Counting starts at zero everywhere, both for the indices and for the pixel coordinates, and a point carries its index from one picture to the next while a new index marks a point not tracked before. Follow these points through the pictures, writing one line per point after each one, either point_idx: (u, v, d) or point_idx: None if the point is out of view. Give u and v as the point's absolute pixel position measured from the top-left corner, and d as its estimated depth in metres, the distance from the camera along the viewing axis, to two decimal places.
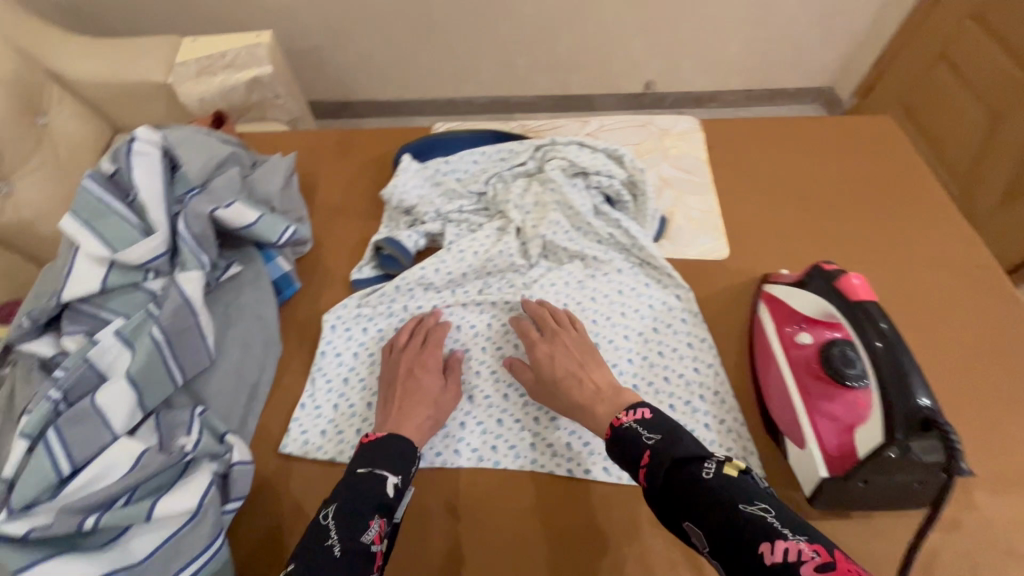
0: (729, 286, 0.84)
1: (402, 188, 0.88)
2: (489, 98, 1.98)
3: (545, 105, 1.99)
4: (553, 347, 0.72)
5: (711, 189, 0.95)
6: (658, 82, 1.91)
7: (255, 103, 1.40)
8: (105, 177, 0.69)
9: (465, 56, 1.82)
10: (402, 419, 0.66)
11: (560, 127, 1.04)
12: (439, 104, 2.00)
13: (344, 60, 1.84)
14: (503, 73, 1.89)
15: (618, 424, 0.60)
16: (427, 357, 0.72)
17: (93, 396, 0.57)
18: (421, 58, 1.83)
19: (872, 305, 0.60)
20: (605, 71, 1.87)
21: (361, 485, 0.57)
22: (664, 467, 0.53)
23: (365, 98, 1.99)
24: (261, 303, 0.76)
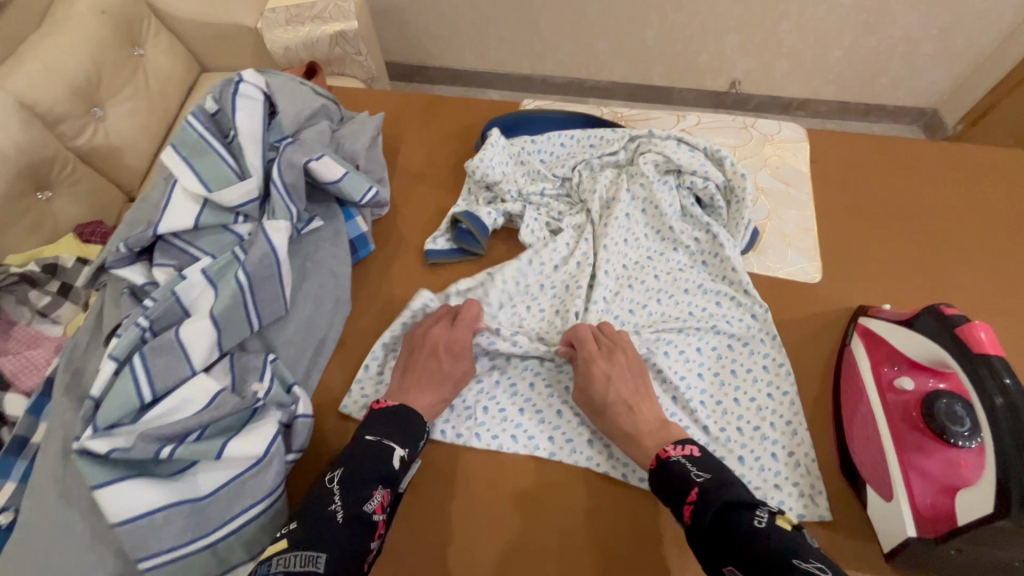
0: (817, 312, 0.78)
1: (488, 163, 0.83)
2: (564, 79, 1.93)
3: (621, 92, 1.92)
4: (612, 367, 0.66)
5: (809, 205, 0.88)
6: (745, 82, 1.81)
7: (336, 58, 1.40)
8: (208, 116, 0.70)
9: (547, 34, 1.77)
10: (417, 393, 0.66)
11: (653, 119, 0.99)
12: (512, 79, 1.97)
13: (426, 24, 1.82)
14: (584, 56, 1.82)
15: (666, 457, 0.58)
16: (456, 336, 0.69)
17: (177, 330, 0.58)
18: (502, 30, 1.79)
19: (998, 362, 0.54)
20: (690, 65, 1.78)
21: (366, 452, 0.58)
22: (714, 508, 0.52)
23: (441, 64, 1.97)
24: (337, 261, 0.76)
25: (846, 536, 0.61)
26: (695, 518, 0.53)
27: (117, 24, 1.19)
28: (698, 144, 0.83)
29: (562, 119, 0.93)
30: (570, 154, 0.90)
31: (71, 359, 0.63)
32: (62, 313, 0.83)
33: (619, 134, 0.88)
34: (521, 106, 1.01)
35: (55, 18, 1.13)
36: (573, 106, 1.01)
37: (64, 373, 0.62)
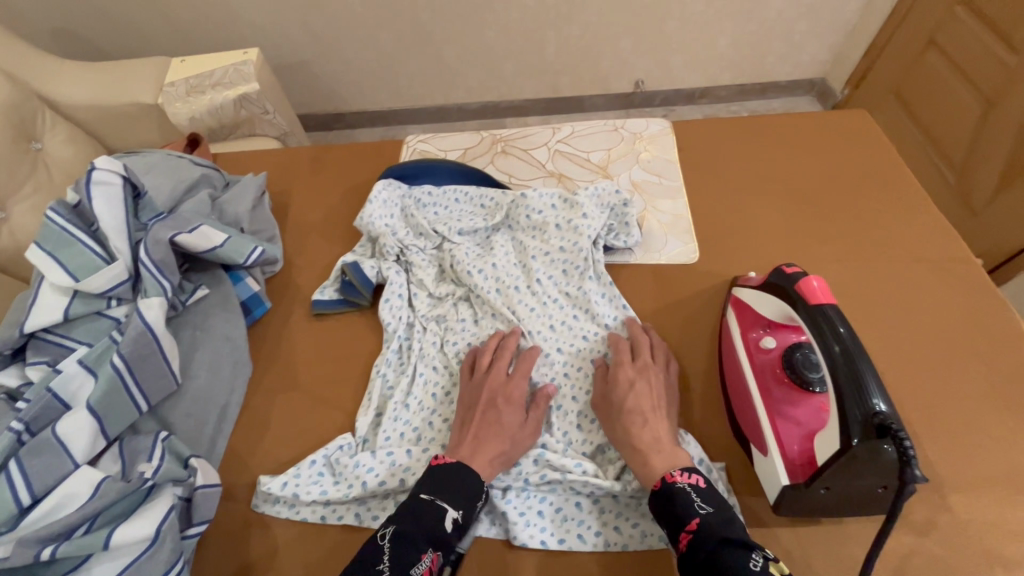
0: (697, 291, 0.83)
1: (370, 218, 0.85)
2: (479, 104, 1.99)
3: (536, 108, 1.99)
4: (637, 376, 0.69)
5: (682, 192, 0.94)
6: (647, 80, 1.91)
7: (244, 119, 1.40)
8: (70, 207, 0.70)
9: (453, 64, 1.84)
10: (479, 444, 0.65)
11: (531, 135, 1.04)
12: (431, 111, 2.02)
13: (333, 72, 1.85)
14: (492, 80, 1.89)
15: (672, 482, 0.59)
16: (513, 386, 0.69)
17: (54, 426, 0.58)
18: (412, 69, 1.85)
19: (831, 309, 0.59)
20: (592, 74, 1.88)
21: (422, 512, 0.58)
22: (709, 545, 0.53)
23: (356, 109, 2.00)
24: (229, 325, 0.77)
25: (742, 497, 0.65)
26: (690, 548, 0.54)
27: (9, 121, 1.17)
28: (580, 197, 0.84)
29: (454, 167, 0.94)
30: (459, 212, 0.90)
31: None
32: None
33: (507, 196, 0.89)
34: (405, 143, 1.05)
35: None
36: (454, 136, 1.05)
37: None
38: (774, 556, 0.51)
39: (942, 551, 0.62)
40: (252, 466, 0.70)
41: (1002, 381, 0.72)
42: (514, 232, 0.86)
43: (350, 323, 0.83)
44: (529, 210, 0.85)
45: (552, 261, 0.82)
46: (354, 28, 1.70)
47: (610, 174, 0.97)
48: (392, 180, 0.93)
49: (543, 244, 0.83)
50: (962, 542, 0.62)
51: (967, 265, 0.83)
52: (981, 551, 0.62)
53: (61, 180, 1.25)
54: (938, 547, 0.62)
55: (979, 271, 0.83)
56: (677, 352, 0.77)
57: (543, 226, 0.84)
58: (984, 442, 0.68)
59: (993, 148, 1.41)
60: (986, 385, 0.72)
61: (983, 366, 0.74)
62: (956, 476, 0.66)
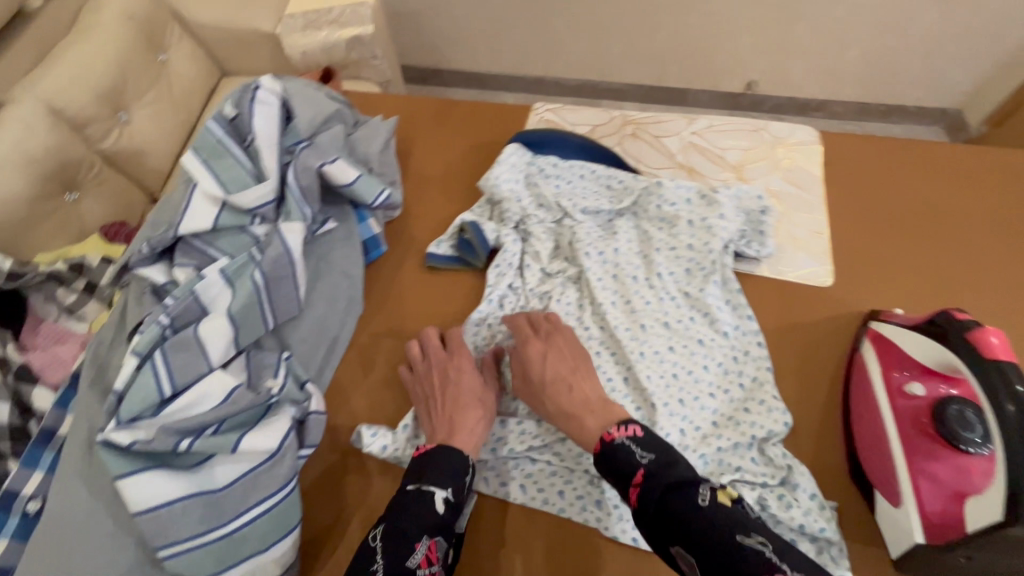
0: (826, 317, 0.77)
1: (496, 180, 0.86)
2: (578, 81, 1.92)
3: (636, 94, 1.91)
4: (547, 346, 0.67)
5: (823, 208, 0.87)
6: (760, 82, 1.78)
7: (352, 61, 1.41)
8: (227, 121, 0.72)
9: (562, 36, 1.78)
10: (449, 422, 0.63)
11: (665, 122, 0.99)
12: (528, 81, 1.97)
13: (441, 26, 1.84)
14: (598, 58, 1.82)
15: (610, 440, 0.57)
16: (457, 359, 0.68)
17: (196, 327, 0.61)
18: (519, 33, 1.80)
19: (1010, 369, 0.53)
20: (705, 68, 1.77)
21: (407, 503, 0.55)
22: (658, 490, 0.51)
23: (455, 68, 1.99)
24: (350, 261, 0.77)
25: (850, 540, 0.61)
26: (640, 503, 0.52)
27: (142, 29, 1.21)
28: (721, 197, 0.80)
29: (584, 143, 0.91)
30: (583, 189, 0.87)
31: (97, 354, 0.67)
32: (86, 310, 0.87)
33: (639, 181, 0.85)
34: (532, 110, 1.02)
35: (86, 25, 1.16)
36: (584, 110, 1.02)
37: (90, 367, 0.66)
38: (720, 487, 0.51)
39: None
40: (355, 405, 0.72)
41: None
42: (639, 220, 0.83)
43: (459, 282, 0.82)
44: (661, 201, 0.81)
45: (676, 257, 0.79)
46: None
47: (745, 177, 0.91)
48: (520, 146, 0.91)
49: (669, 238, 0.80)
50: None
51: None
52: None
53: (180, 94, 1.30)
54: None
55: None
56: (797, 376, 0.73)
57: (674, 219, 0.80)
58: None
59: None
60: None
61: None
62: None
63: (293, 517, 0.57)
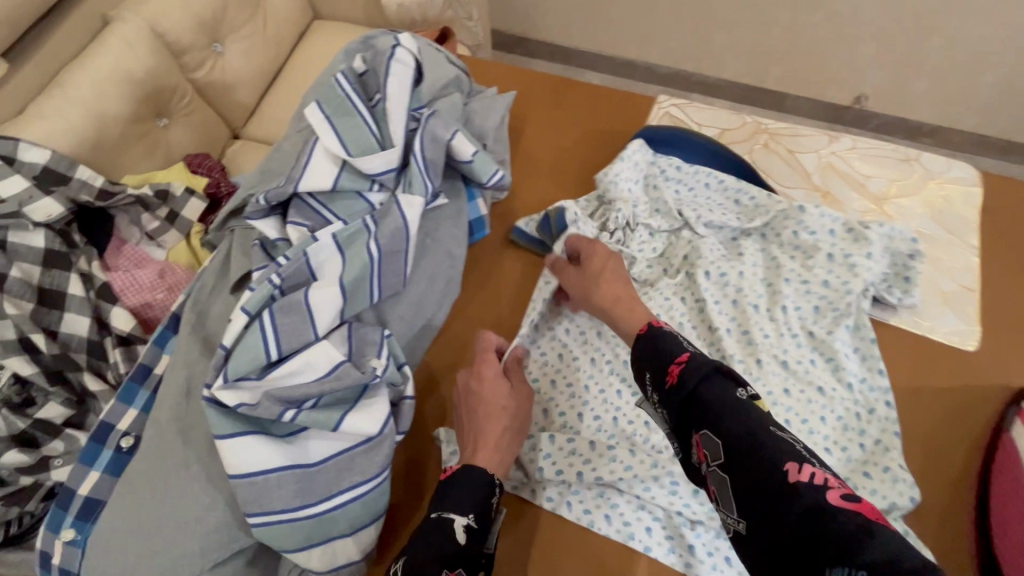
0: (967, 385, 0.69)
1: (616, 177, 0.79)
2: (671, 70, 1.79)
3: (730, 92, 1.77)
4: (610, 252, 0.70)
5: (975, 261, 0.78)
6: (872, 96, 1.61)
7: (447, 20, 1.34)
8: (356, 76, 0.68)
9: (666, 20, 1.65)
10: (476, 436, 0.59)
11: (802, 136, 0.90)
12: (616, 63, 1.85)
13: None
14: (699, 48, 1.69)
15: (659, 328, 0.55)
16: (480, 366, 0.64)
17: (307, 292, 0.58)
18: (622, 9, 1.68)
19: None
20: (817, 74, 1.61)
21: (427, 533, 0.51)
22: (702, 372, 0.48)
23: (544, 39, 1.88)
24: (454, 242, 0.73)
25: None
26: (679, 378, 0.48)
27: None
28: (872, 233, 0.72)
29: (715, 148, 0.83)
30: (706, 199, 0.81)
31: (197, 299, 0.66)
32: (167, 239, 0.88)
33: (774, 201, 0.78)
34: (656, 102, 0.94)
35: None
36: (711, 110, 0.93)
37: (190, 312, 0.65)
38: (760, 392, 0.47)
39: None
40: (444, 393, 0.69)
41: None
42: (768, 243, 0.76)
43: None
44: (800, 228, 0.74)
45: (807, 291, 0.72)
46: None
47: (887, 212, 0.82)
48: (644, 141, 0.83)
49: (801, 270, 0.73)
50: None
51: None
52: None
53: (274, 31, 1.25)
54: None
55: None
56: (927, 447, 0.66)
57: (812, 250, 0.73)
58: None
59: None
60: None
61: None
62: None
63: (381, 505, 0.55)
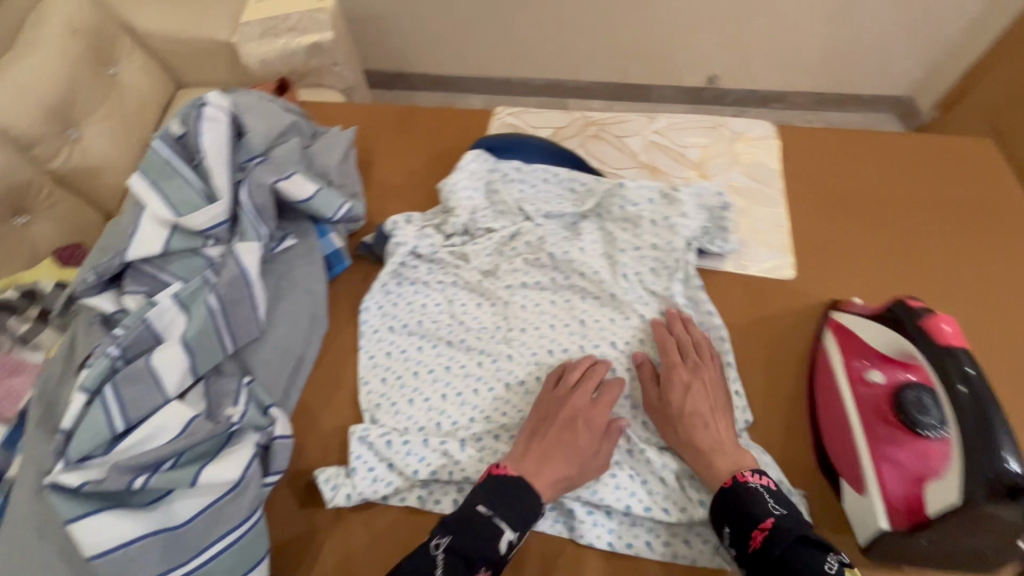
0: (789, 309, 0.79)
1: (454, 187, 0.85)
2: (545, 81, 1.90)
3: (601, 92, 1.90)
4: (693, 379, 0.68)
5: (783, 202, 0.89)
6: (723, 77, 1.79)
7: (313, 68, 1.36)
8: (175, 140, 0.70)
9: (527, 38, 1.76)
10: (542, 464, 0.62)
11: (626, 122, 1.00)
12: (494, 83, 1.94)
13: (408, 31, 1.80)
14: (563, 57, 1.81)
15: (744, 482, 0.58)
16: (574, 400, 0.65)
17: (149, 357, 0.58)
18: (482, 35, 1.77)
19: (962, 352, 0.55)
20: (668, 63, 1.77)
21: (479, 528, 0.57)
22: (786, 544, 0.53)
23: (421, 71, 1.94)
24: (312, 278, 0.76)
25: (825, 531, 0.62)
26: (763, 545, 0.54)
27: (87, 43, 1.16)
28: (682, 195, 0.81)
29: (545, 145, 0.90)
30: (547, 192, 0.87)
31: (43, 391, 0.63)
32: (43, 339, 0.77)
33: (601, 183, 0.86)
34: (494, 114, 1.02)
35: (26, 39, 1.10)
36: (544, 113, 1.02)
37: (37, 407, 0.62)
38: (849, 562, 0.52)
39: None
40: (322, 424, 0.70)
41: None
42: (602, 222, 0.83)
43: None
44: (623, 200, 0.82)
45: (641, 257, 0.79)
46: None
47: (707, 174, 0.93)
48: (481, 151, 0.90)
49: (633, 239, 0.80)
50: None
51: None
52: None
53: (133, 106, 1.23)
54: None
55: None
56: (765, 369, 0.74)
57: (637, 220, 0.81)
58: None
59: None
60: None
61: None
62: None
63: (260, 547, 0.55)
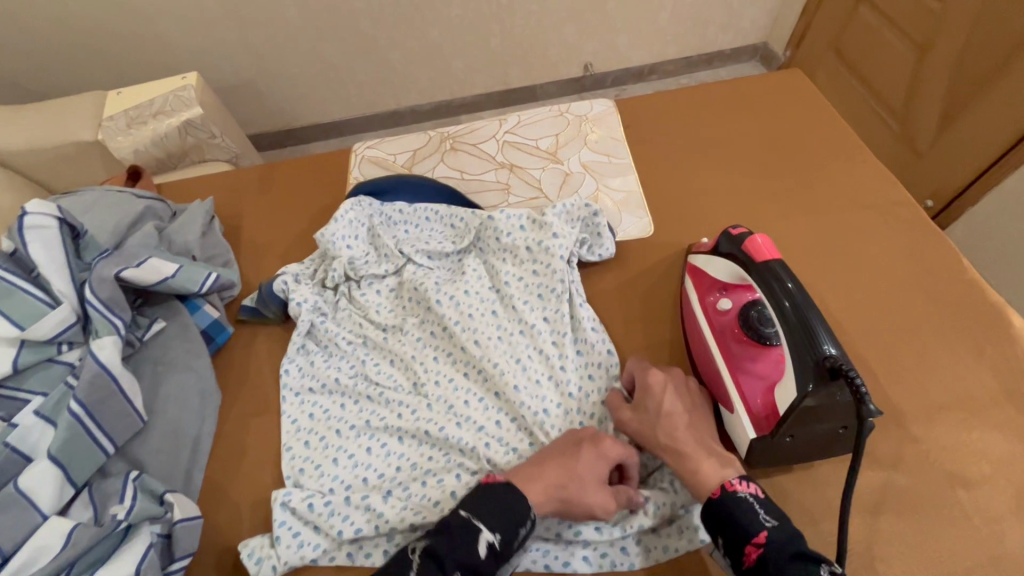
0: (655, 263, 0.85)
1: (332, 237, 0.83)
2: (433, 105, 1.93)
3: (489, 103, 1.95)
4: (671, 385, 0.66)
5: (632, 168, 0.96)
6: (596, 63, 1.90)
7: (192, 146, 1.36)
8: (5, 257, 0.68)
9: (403, 70, 1.78)
10: (538, 471, 0.60)
11: (477, 130, 1.04)
12: (386, 118, 1.94)
13: (284, 92, 1.77)
14: (444, 78, 1.84)
15: (732, 492, 0.55)
16: (595, 424, 0.64)
17: (16, 481, 0.57)
18: (360, 75, 1.77)
19: (777, 265, 0.61)
20: (542, 63, 1.85)
21: (456, 529, 0.55)
22: (783, 562, 0.50)
23: (308, 123, 1.90)
24: (192, 354, 0.75)
25: None
26: (760, 563, 0.51)
27: None
28: (549, 218, 0.82)
29: (422, 181, 0.92)
30: (429, 231, 0.89)
31: None
32: None
33: (477, 218, 0.87)
34: (353, 151, 1.04)
35: None
36: (400, 139, 1.05)
37: None
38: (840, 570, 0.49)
39: (907, 483, 0.66)
40: (232, 495, 0.69)
41: (956, 319, 0.75)
42: (483, 255, 0.83)
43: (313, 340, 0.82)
44: (497, 229, 0.82)
45: (526, 287, 0.79)
46: (294, 43, 1.62)
47: (560, 159, 0.98)
48: (361, 197, 0.89)
49: (516, 271, 0.80)
50: (927, 467, 0.66)
51: (907, 208, 0.86)
52: (945, 475, 0.66)
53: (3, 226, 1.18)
54: (903, 480, 0.66)
55: (919, 211, 0.86)
56: (643, 324, 0.79)
57: (515, 249, 0.80)
58: (935, 375, 0.72)
59: (934, 92, 1.36)
60: (939, 323, 0.75)
61: (929, 302, 0.77)
62: (918, 409, 0.70)
63: None
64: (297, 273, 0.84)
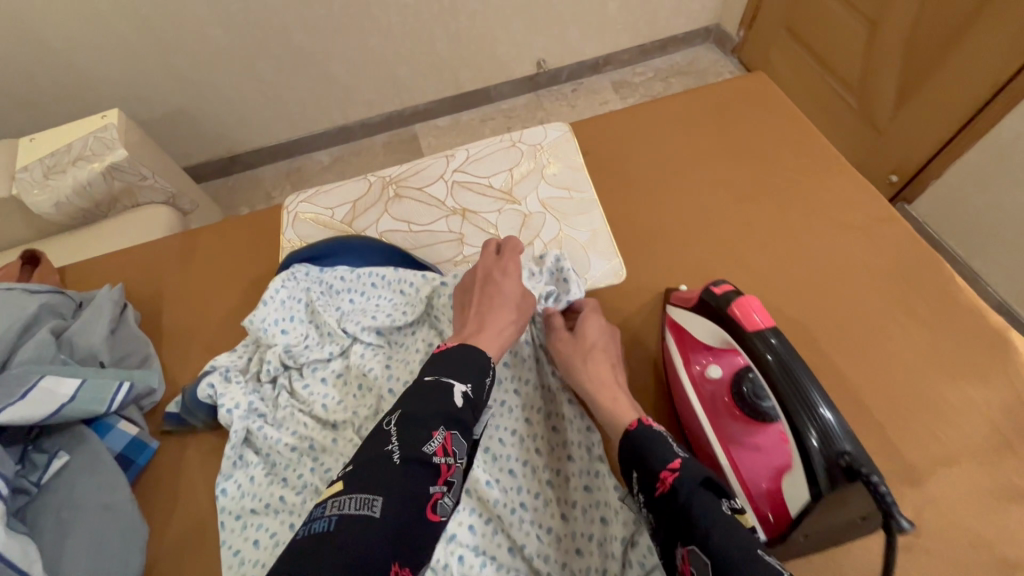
0: (629, 315, 0.77)
1: (262, 325, 0.73)
2: (383, 116, 1.78)
3: (442, 108, 1.81)
4: (597, 325, 0.71)
5: (597, 203, 0.87)
6: (549, 59, 1.78)
7: (120, 190, 1.20)
8: None
9: (342, 87, 1.63)
10: (478, 318, 0.66)
11: (423, 170, 0.94)
12: (333, 133, 1.78)
13: (215, 124, 1.62)
14: (390, 87, 1.69)
15: (647, 425, 0.57)
16: (507, 263, 0.71)
17: None
18: (299, 92, 1.60)
19: (770, 334, 0.53)
20: (492, 63, 1.72)
21: (430, 392, 0.56)
22: (692, 486, 0.49)
23: (252, 147, 1.73)
24: (108, 488, 0.64)
25: None
26: (670, 487, 0.50)
27: None
28: None
29: (365, 242, 0.82)
30: (376, 300, 0.77)
31: None
32: None
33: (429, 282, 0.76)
34: (284, 208, 0.92)
35: None
36: (336, 188, 0.93)
37: None
38: (739, 509, 0.50)
39: (929, 550, 0.59)
40: None
41: (957, 349, 0.70)
42: (440, 329, 0.73)
43: None
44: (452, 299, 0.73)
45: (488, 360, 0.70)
46: (216, 71, 1.47)
47: (516, 199, 0.89)
48: (297, 267, 0.78)
49: None
50: (949, 527, 0.60)
51: (892, 223, 0.80)
52: (970, 535, 0.59)
53: None
54: (925, 546, 0.59)
55: (905, 226, 0.79)
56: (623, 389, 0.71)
57: None
58: (942, 415, 0.66)
59: (888, 72, 1.29)
60: (938, 354, 0.70)
61: (926, 331, 0.71)
62: (929, 459, 0.64)
63: None
64: (228, 368, 0.73)
